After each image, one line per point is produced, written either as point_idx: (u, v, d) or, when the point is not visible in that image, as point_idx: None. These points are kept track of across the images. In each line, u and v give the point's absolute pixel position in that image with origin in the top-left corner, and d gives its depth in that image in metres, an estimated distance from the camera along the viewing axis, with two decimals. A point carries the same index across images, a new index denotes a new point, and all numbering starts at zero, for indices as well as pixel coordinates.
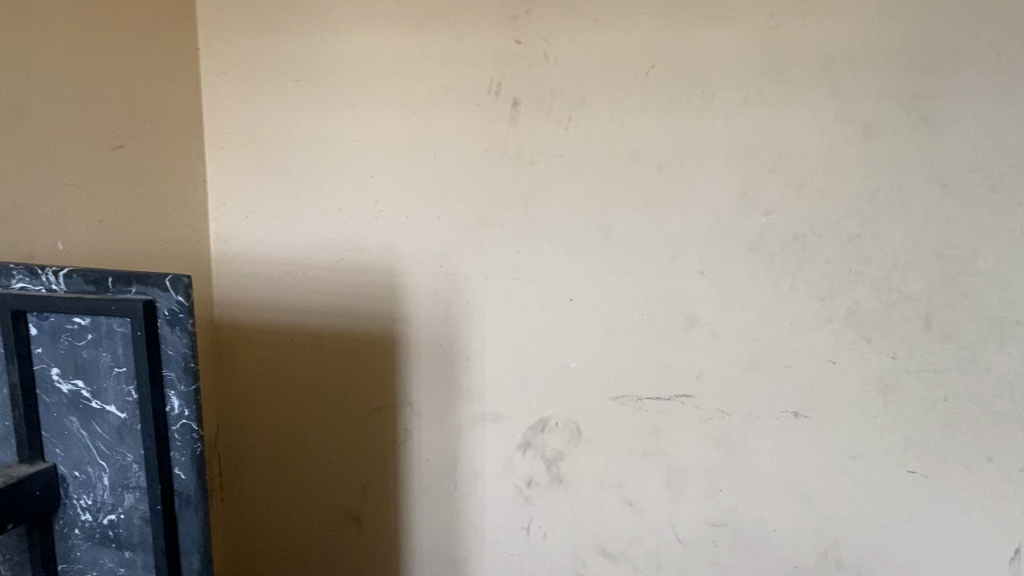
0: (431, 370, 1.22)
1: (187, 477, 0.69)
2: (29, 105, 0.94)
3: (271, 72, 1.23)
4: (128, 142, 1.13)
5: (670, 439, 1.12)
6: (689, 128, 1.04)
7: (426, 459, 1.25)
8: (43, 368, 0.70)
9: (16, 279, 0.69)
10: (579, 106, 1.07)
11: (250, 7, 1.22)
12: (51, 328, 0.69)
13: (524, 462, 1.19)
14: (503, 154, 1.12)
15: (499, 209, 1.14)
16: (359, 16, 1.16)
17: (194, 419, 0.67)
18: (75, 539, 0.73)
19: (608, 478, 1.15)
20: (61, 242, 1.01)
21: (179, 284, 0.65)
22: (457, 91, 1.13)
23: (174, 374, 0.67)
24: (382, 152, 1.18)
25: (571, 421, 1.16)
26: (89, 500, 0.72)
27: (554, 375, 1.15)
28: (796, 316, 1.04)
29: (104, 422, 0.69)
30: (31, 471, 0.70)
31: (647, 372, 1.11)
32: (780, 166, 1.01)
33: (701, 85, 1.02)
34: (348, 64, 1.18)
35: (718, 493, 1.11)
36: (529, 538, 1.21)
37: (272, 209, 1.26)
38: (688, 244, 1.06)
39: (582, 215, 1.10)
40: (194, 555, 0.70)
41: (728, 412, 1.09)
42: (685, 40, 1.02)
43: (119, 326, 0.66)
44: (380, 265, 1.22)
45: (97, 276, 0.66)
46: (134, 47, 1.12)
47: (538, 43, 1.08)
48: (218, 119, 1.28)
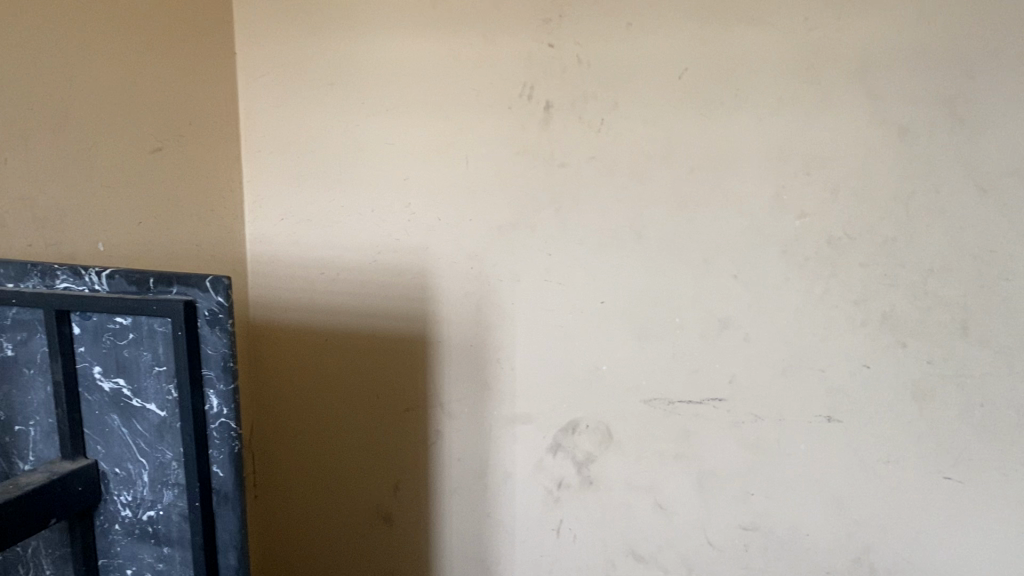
0: (462, 371, 1.22)
1: (225, 475, 0.70)
2: (71, 108, 0.96)
3: (306, 76, 1.24)
4: (167, 144, 1.15)
5: (701, 443, 1.11)
6: (723, 130, 1.03)
7: (457, 459, 1.25)
8: (85, 366, 0.72)
9: (61, 279, 0.71)
10: (611, 108, 1.08)
11: (286, 12, 1.24)
12: (93, 328, 0.71)
13: (555, 463, 1.19)
14: (536, 157, 1.13)
15: (531, 211, 1.14)
16: (393, 19, 1.17)
17: (233, 417, 0.68)
18: (115, 534, 0.75)
19: (638, 481, 1.15)
20: (101, 242, 1.03)
21: (219, 284, 0.66)
22: (490, 94, 1.14)
23: (213, 373, 0.68)
24: (415, 154, 1.20)
25: (602, 423, 1.16)
26: (129, 496, 0.73)
27: (585, 377, 1.16)
28: (830, 320, 1.03)
29: (144, 420, 0.71)
30: (73, 467, 0.72)
31: (678, 375, 1.11)
32: (814, 169, 1.01)
33: (735, 87, 1.02)
34: (382, 68, 1.19)
35: (750, 497, 1.10)
36: (559, 539, 1.22)
37: (307, 211, 1.28)
38: (720, 248, 1.06)
39: (614, 218, 1.10)
40: (231, 552, 0.71)
41: (760, 416, 1.08)
42: (718, 42, 1.02)
43: (160, 326, 0.68)
44: (412, 267, 1.23)
45: (139, 276, 0.68)
46: (171, 51, 1.14)
47: (571, 46, 1.08)
48: (254, 122, 1.30)
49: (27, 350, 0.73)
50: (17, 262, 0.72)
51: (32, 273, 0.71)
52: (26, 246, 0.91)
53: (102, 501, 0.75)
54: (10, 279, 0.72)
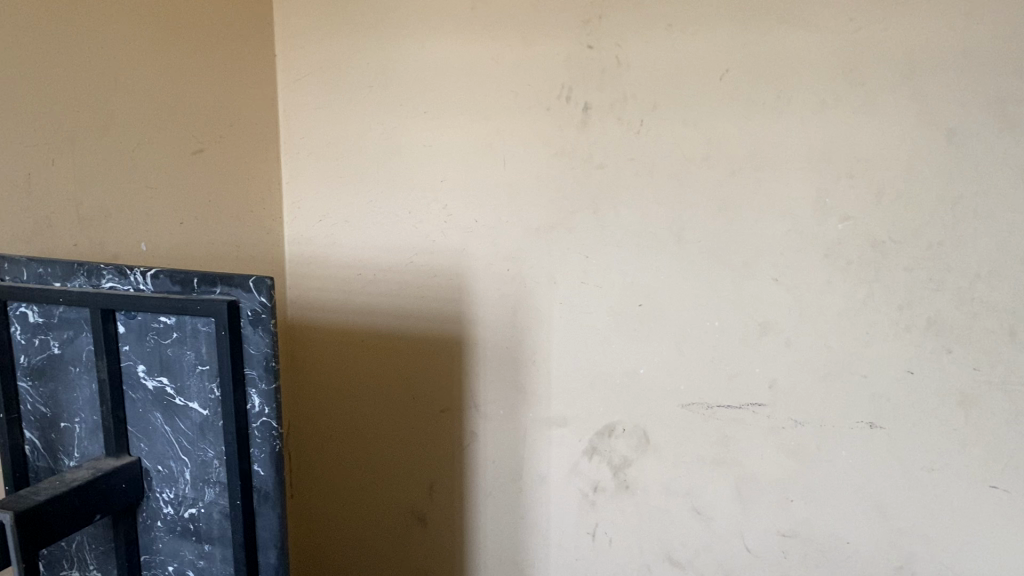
0: (498, 373, 1.23)
1: (266, 474, 0.70)
2: (116, 110, 0.98)
3: (345, 78, 1.25)
4: (209, 146, 1.16)
5: (740, 447, 1.10)
6: (764, 132, 1.02)
7: (493, 460, 1.25)
8: (129, 364, 0.73)
9: (106, 279, 0.71)
10: (651, 110, 1.07)
11: (326, 15, 1.25)
12: (138, 327, 0.71)
13: (591, 467, 1.19)
14: (573, 159, 1.12)
15: (569, 213, 1.14)
16: (432, 22, 1.18)
17: (274, 417, 0.69)
18: (157, 531, 0.76)
19: (675, 485, 1.14)
20: (145, 242, 1.05)
21: (262, 285, 0.66)
22: (528, 96, 1.13)
23: (255, 372, 0.69)
24: (453, 156, 1.20)
25: (639, 427, 1.15)
26: (171, 493, 0.74)
27: (621, 380, 1.15)
28: (873, 325, 1.02)
29: (187, 419, 0.72)
30: (117, 464, 0.73)
31: (717, 380, 1.10)
32: (857, 172, 0.99)
33: (777, 89, 1.01)
34: (421, 70, 1.20)
35: (789, 503, 1.09)
36: (594, 543, 1.21)
37: (345, 212, 1.29)
38: (761, 251, 1.05)
39: (653, 220, 1.09)
40: (271, 551, 0.72)
41: (800, 421, 1.07)
42: (760, 43, 1.01)
43: (203, 326, 0.68)
44: (450, 268, 1.23)
45: (183, 277, 0.69)
46: (213, 54, 1.16)
47: (610, 47, 1.08)
48: (294, 124, 1.31)
49: (74, 348, 0.74)
50: (64, 262, 0.73)
51: (79, 273, 0.72)
52: (72, 246, 0.93)
53: (145, 498, 0.76)
54: (57, 279, 0.73)
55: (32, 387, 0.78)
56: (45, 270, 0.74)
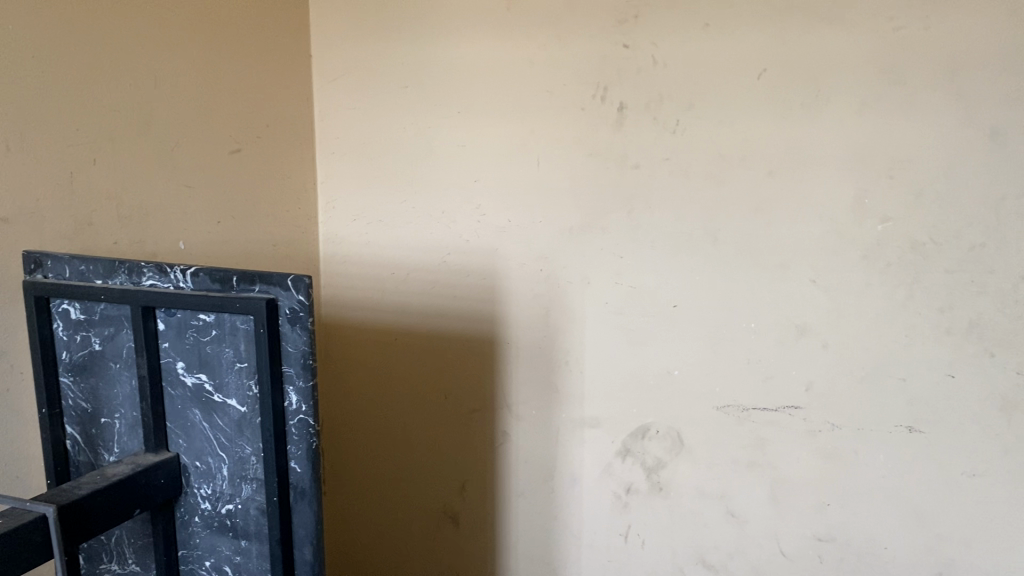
0: (531, 373, 1.23)
1: (302, 471, 0.71)
2: (156, 110, 0.99)
3: (380, 78, 1.26)
4: (246, 146, 1.17)
5: (776, 450, 1.09)
6: (802, 132, 1.01)
7: (525, 459, 1.25)
8: (169, 361, 0.74)
9: (146, 277, 0.72)
10: (687, 109, 1.06)
11: (363, 16, 1.26)
12: (177, 324, 0.72)
13: (623, 468, 1.18)
14: (608, 159, 1.12)
15: (603, 212, 1.14)
16: (467, 22, 1.18)
17: (311, 414, 0.69)
18: (195, 526, 0.77)
19: (709, 488, 1.14)
20: (183, 241, 1.06)
21: (300, 284, 0.67)
22: (563, 96, 1.13)
23: (293, 370, 0.69)
24: (487, 156, 1.20)
25: (672, 429, 1.14)
26: (209, 489, 0.75)
27: (655, 380, 1.14)
28: (913, 328, 1.00)
29: (225, 415, 0.72)
30: (156, 460, 0.74)
31: (752, 381, 1.09)
32: (898, 172, 0.98)
33: (815, 88, 1.00)
34: (455, 70, 1.20)
35: (825, 507, 1.08)
36: (626, 545, 1.20)
37: (379, 212, 1.30)
38: (798, 252, 1.04)
39: (688, 220, 1.09)
40: (307, 548, 0.72)
41: (838, 424, 1.05)
42: (798, 42, 1.00)
43: (242, 324, 0.69)
44: (483, 268, 1.23)
45: (223, 275, 0.69)
46: (250, 54, 1.17)
47: (646, 47, 1.07)
48: (329, 124, 1.32)
49: (114, 345, 0.76)
50: (106, 260, 0.74)
51: (120, 270, 0.73)
52: (112, 245, 0.94)
53: (183, 493, 0.76)
54: (99, 276, 0.75)
55: (74, 383, 0.79)
56: (87, 268, 0.75)
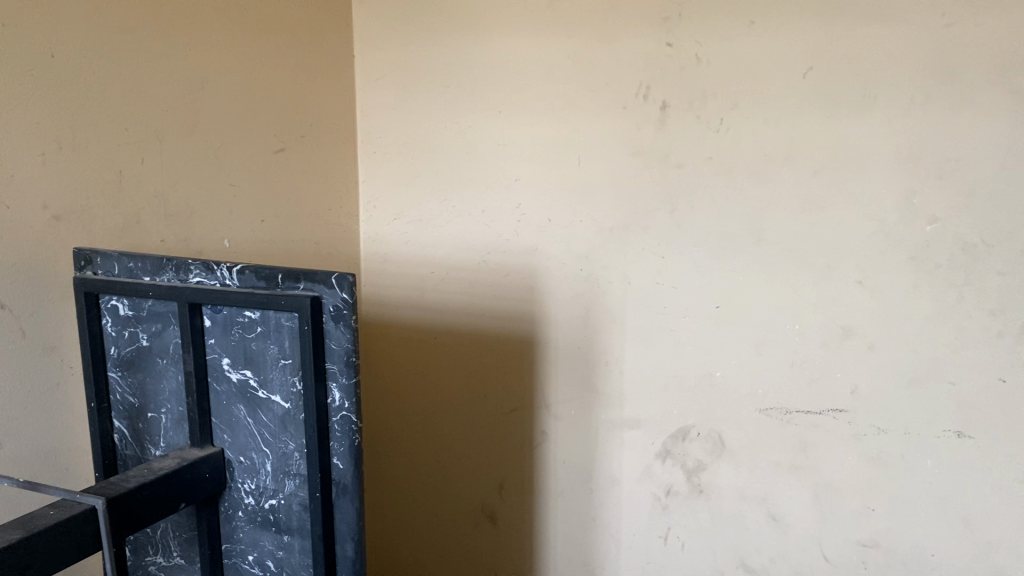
0: (571, 373, 1.22)
1: (344, 467, 0.71)
2: (202, 110, 1.01)
3: (423, 78, 1.27)
4: (289, 145, 1.19)
5: (820, 454, 1.07)
6: (848, 131, 1.00)
7: (564, 459, 1.25)
8: (214, 357, 0.75)
9: (193, 274, 0.74)
10: (731, 108, 1.05)
11: (406, 15, 1.27)
12: (223, 320, 0.73)
13: (663, 470, 1.17)
14: (651, 158, 1.11)
15: (645, 212, 1.13)
16: (510, 21, 1.18)
17: (353, 411, 0.70)
18: (238, 521, 0.78)
19: (752, 491, 1.12)
20: (228, 238, 1.07)
21: (344, 282, 0.67)
22: (605, 94, 1.13)
23: (336, 367, 0.69)
24: (528, 155, 1.20)
25: (714, 431, 1.13)
26: (252, 484, 0.76)
27: (696, 382, 1.13)
28: (962, 331, 0.98)
29: (269, 411, 0.73)
30: (202, 455, 0.75)
31: (797, 384, 1.07)
32: (948, 172, 0.96)
33: (863, 87, 0.98)
34: (497, 70, 1.20)
35: (870, 513, 1.06)
36: (666, 547, 1.19)
37: (421, 211, 1.30)
38: (844, 252, 1.02)
39: (731, 221, 1.08)
40: (349, 544, 0.73)
41: (883, 428, 1.04)
42: (845, 39, 0.98)
43: (287, 321, 0.70)
44: (523, 267, 1.23)
45: (269, 272, 0.70)
46: (294, 54, 1.18)
47: (690, 45, 1.06)
48: (372, 124, 1.33)
49: (161, 341, 0.77)
50: (154, 257, 0.75)
51: (168, 267, 0.75)
52: (159, 242, 0.96)
53: (227, 488, 0.77)
54: (147, 273, 0.76)
55: (121, 378, 0.81)
56: (135, 265, 0.77)
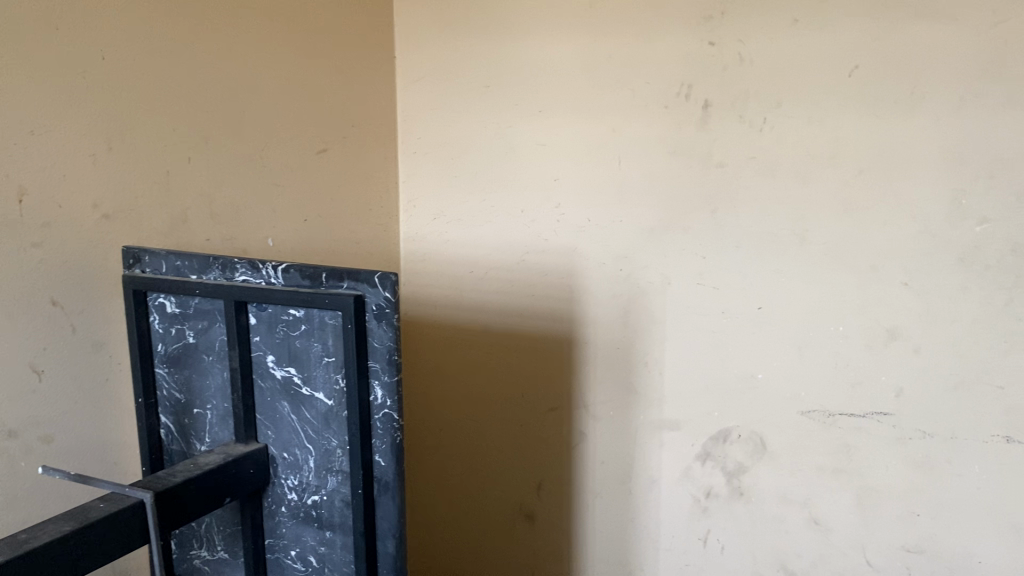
0: (610, 373, 1.22)
1: (386, 464, 0.72)
2: (247, 112, 1.02)
3: (464, 78, 1.27)
4: (331, 145, 1.20)
5: (863, 458, 1.06)
6: (894, 130, 0.98)
7: (602, 459, 1.25)
8: (259, 354, 0.76)
9: (240, 272, 0.75)
10: (774, 107, 1.04)
11: (448, 16, 1.27)
12: (268, 318, 0.74)
13: (703, 472, 1.17)
14: (692, 158, 1.11)
15: (685, 212, 1.12)
16: (551, 21, 1.19)
17: (395, 409, 0.70)
18: (281, 516, 0.79)
19: (793, 494, 1.11)
20: (272, 238, 1.09)
21: (387, 281, 0.67)
22: (646, 94, 1.13)
23: (378, 365, 0.70)
24: (569, 155, 1.20)
25: (755, 433, 1.12)
26: (296, 480, 0.77)
27: (737, 384, 1.13)
28: (1012, 334, 0.96)
29: (312, 408, 0.74)
30: (246, 451, 0.76)
31: (840, 387, 1.06)
32: (998, 172, 0.94)
33: (910, 85, 0.97)
34: (538, 71, 1.21)
35: (915, 518, 1.04)
36: (705, 550, 1.19)
37: (461, 210, 1.31)
38: (889, 253, 1.01)
39: (774, 221, 1.07)
40: (390, 541, 0.73)
41: (929, 432, 1.02)
42: (892, 38, 0.97)
43: (330, 319, 0.71)
44: (563, 268, 1.23)
45: (313, 271, 0.71)
46: (337, 55, 1.20)
47: (733, 44, 1.05)
48: (413, 124, 1.34)
49: (207, 338, 0.78)
50: (201, 256, 0.77)
51: (215, 266, 0.76)
52: (205, 241, 0.97)
53: (271, 483, 0.79)
54: (194, 271, 0.77)
55: (168, 374, 0.82)
56: (182, 263, 0.78)
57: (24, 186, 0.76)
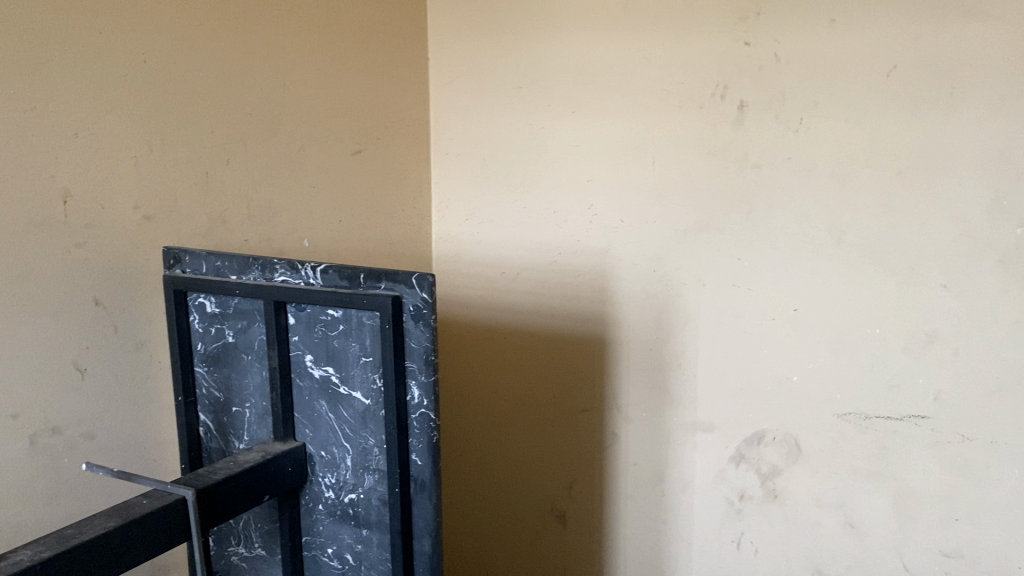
0: (642, 373, 1.22)
1: (423, 464, 0.72)
2: (284, 114, 1.04)
3: (499, 80, 1.28)
4: (366, 147, 1.21)
5: (899, 461, 1.05)
6: (934, 130, 0.97)
7: (635, 460, 1.25)
8: (298, 354, 0.77)
9: (279, 273, 0.76)
10: (810, 108, 1.04)
11: (482, 18, 1.28)
12: (307, 318, 0.75)
13: (737, 474, 1.16)
14: (727, 159, 1.10)
15: (720, 213, 1.12)
16: (585, 22, 1.19)
17: (432, 409, 0.71)
18: (318, 514, 0.80)
19: (828, 498, 1.10)
20: (308, 238, 1.10)
21: (424, 282, 0.68)
22: (680, 95, 1.13)
23: (415, 365, 0.71)
24: (603, 156, 1.20)
25: (790, 436, 1.12)
26: (333, 478, 0.78)
27: (771, 386, 1.12)
28: None
29: (350, 407, 0.75)
30: (284, 449, 0.77)
31: (876, 389, 1.05)
32: None
33: (950, 86, 0.96)
34: (572, 72, 1.21)
35: (953, 523, 1.03)
36: (738, 553, 1.18)
37: (494, 211, 1.32)
38: (928, 256, 1.00)
39: (809, 223, 1.06)
40: (426, 539, 0.74)
41: (968, 436, 1.01)
42: (932, 37, 0.96)
43: (368, 319, 0.71)
44: (596, 269, 1.24)
45: (351, 272, 0.72)
46: (372, 58, 1.21)
47: (769, 44, 1.05)
48: (447, 125, 1.35)
49: (247, 338, 0.79)
50: (241, 256, 0.78)
51: (254, 266, 0.77)
52: (243, 242, 0.99)
53: (308, 481, 0.80)
54: (234, 272, 0.79)
55: (207, 372, 0.84)
56: (222, 263, 0.79)
57: (68, 187, 0.78)
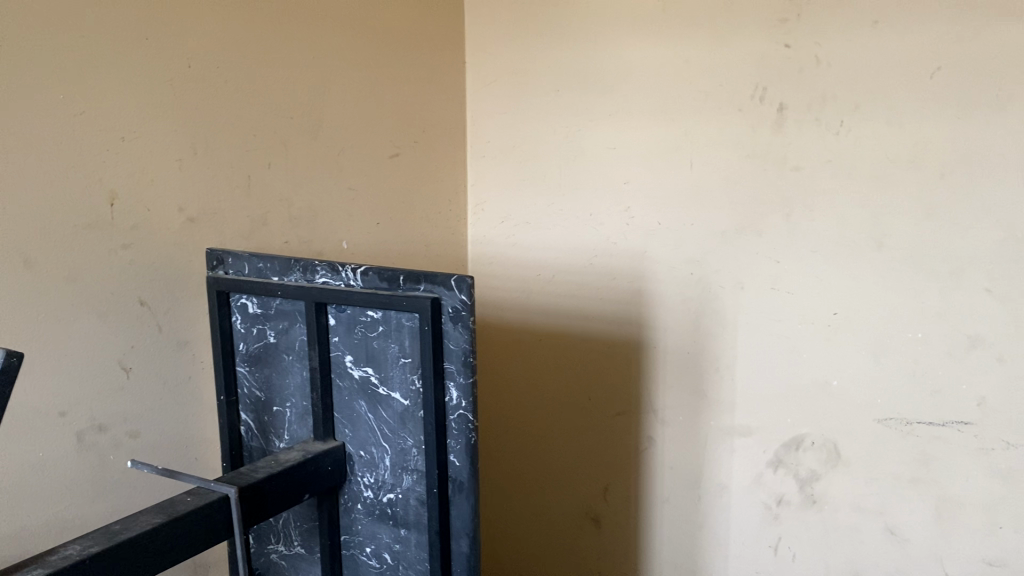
0: (679, 377, 1.22)
1: (461, 464, 0.73)
2: (324, 117, 1.05)
3: (536, 82, 1.28)
4: (405, 150, 1.22)
5: (942, 468, 1.03)
6: (978, 132, 0.96)
7: (671, 464, 1.24)
8: (338, 354, 0.78)
9: (319, 275, 0.77)
10: (852, 110, 1.03)
11: (520, 22, 1.29)
12: (347, 319, 0.76)
13: (775, 479, 1.15)
14: (766, 161, 1.10)
15: (759, 216, 1.11)
16: (624, 25, 1.19)
17: (470, 410, 0.71)
18: (357, 513, 0.81)
19: (868, 503, 1.09)
20: (346, 241, 1.11)
21: (463, 284, 0.68)
22: (719, 97, 1.12)
23: (454, 367, 0.71)
24: (640, 159, 1.20)
25: (829, 441, 1.11)
26: (371, 478, 0.78)
27: (811, 390, 1.11)
28: None
29: (389, 408, 0.75)
30: (324, 448, 0.78)
31: (918, 395, 1.04)
32: None
33: (996, 87, 0.94)
34: (610, 75, 1.21)
35: (997, 531, 1.01)
36: (776, 558, 1.17)
37: (531, 214, 1.32)
38: (972, 260, 0.98)
39: (850, 226, 1.05)
40: (464, 539, 0.74)
41: (1013, 444, 0.99)
42: (977, 38, 0.95)
43: (407, 321, 0.72)
44: (633, 272, 1.23)
45: (391, 274, 0.72)
46: (411, 61, 1.22)
47: (810, 46, 1.04)
48: (485, 127, 1.36)
49: (288, 338, 0.81)
50: (282, 258, 0.79)
51: (296, 268, 0.78)
52: (283, 244, 1.00)
53: (348, 481, 0.81)
54: (276, 273, 0.80)
55: (249, 372, 0.85)
56: (265, 265, 0.80)
57: (116, 189, 0.79)
